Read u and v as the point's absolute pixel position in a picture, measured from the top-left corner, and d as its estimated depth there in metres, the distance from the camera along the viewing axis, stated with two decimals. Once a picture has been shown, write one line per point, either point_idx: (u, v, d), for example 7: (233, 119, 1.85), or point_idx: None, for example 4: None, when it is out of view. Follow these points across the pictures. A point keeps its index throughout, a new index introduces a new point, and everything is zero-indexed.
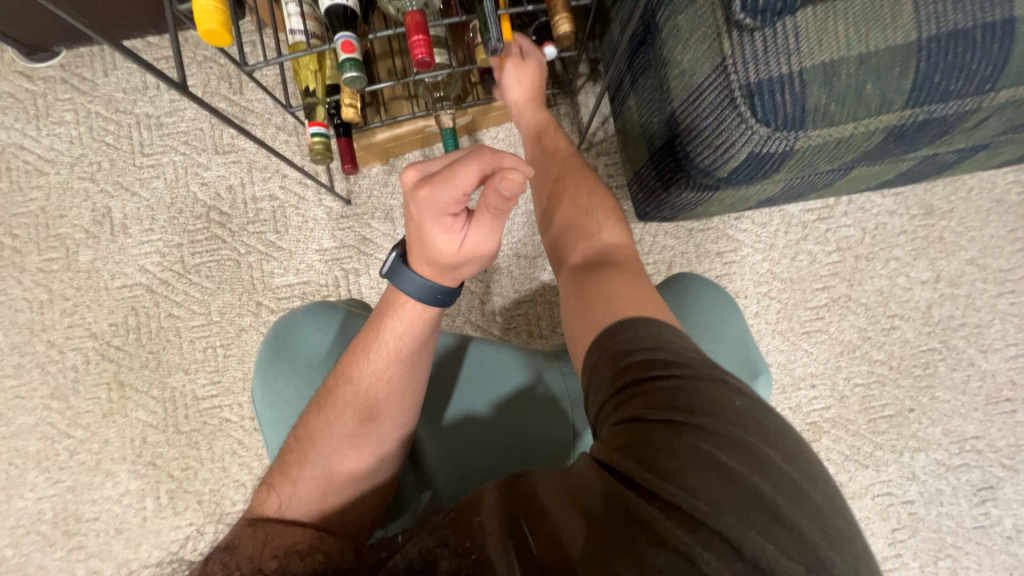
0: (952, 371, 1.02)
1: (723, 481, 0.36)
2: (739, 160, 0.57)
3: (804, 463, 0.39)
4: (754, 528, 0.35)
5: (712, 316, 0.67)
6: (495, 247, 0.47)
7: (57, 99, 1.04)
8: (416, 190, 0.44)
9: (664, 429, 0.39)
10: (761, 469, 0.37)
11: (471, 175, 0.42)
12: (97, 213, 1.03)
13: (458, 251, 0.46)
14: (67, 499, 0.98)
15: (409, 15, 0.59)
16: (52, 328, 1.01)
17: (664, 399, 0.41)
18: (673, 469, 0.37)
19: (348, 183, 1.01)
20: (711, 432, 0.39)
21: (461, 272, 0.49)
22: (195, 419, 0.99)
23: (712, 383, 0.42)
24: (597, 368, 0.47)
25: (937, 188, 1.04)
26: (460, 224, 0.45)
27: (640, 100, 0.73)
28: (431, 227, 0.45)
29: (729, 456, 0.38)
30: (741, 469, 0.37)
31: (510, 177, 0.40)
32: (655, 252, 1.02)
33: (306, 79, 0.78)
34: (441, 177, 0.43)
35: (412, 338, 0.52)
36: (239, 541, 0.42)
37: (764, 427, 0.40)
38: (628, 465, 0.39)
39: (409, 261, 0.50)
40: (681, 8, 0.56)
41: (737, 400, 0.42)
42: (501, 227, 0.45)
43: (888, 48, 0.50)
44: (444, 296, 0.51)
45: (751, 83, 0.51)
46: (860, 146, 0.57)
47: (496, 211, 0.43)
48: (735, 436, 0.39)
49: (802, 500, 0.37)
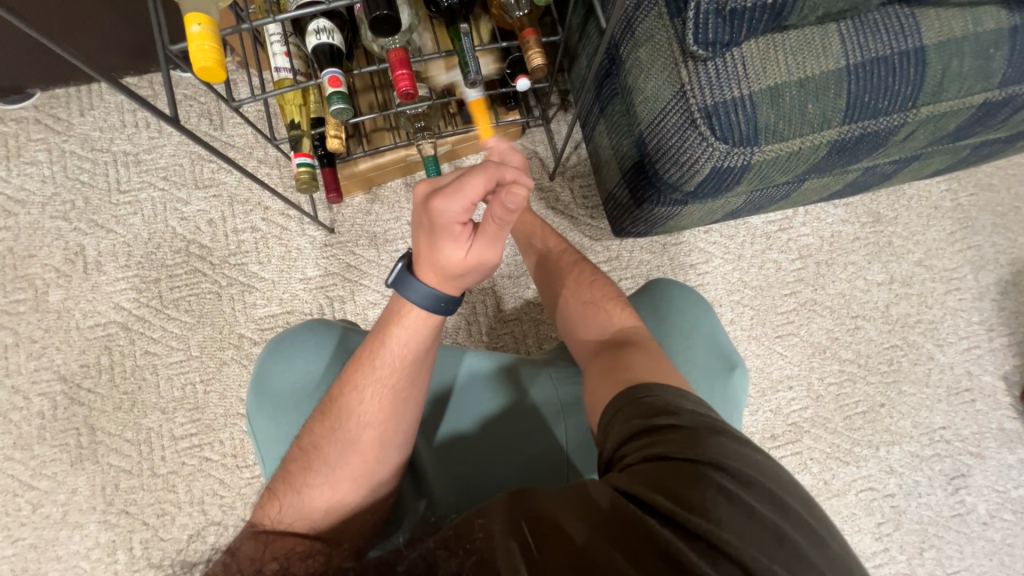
0: (915, 365, 1.08)
1: (737, 515, 0.39)
2: (703, 175, 0.62)
3: (805, 497, 0.42)
4: (773, 561, 0.37)
5: (686, 312, 0.71)
6: (499, 257, 0.49)
7: (30, 139, 1.03)
8: (426, 203, 0.46)
9: (689, 468, 0.41)
10: (779, 510, 0.40)
11: (479, 185, 0.45)
12: (69, 252, 1.01)
13: (465, 260, 0.49)
14: (29, 558, 0.91)
15: (392, 52, 0.64)
16: (17, 373, 0.96)
17: (684, 441, 0.43)
18: (690, 500, 0.39)
19: (332, 212, 1.03)
20: (734, 477, 0.41)
21: (466, 282, 0.52)
22: (173, 461, 0.94)
23: (732, 438, 0.44)
24: (614, 420, 0.48)
25: (881, 198, 1.13)
26: (467, 233, 0.48)
27: (609, 124, 0.79)
28: (443, 235, 0.47)
29: (748, 496, 0.40)
30: (764, 512, 0.39)
31: (515, 191, 0.43)
32: (633, 266, 1.07)
33: (290, 112, 0.80)
34: (450, 187, 0.45)
35: (418, 344, 0.53)
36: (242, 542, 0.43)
37: (773, 471, 0.42)
38: (658, 500, 0.40)
39: (416, 270, 0.51)
40: (641, 42, 0.62)
41: (755, 451, 0.44)
42: (504, 237, 0.48)
43: (823, 73, 0.56)
44: (446, 304, 0.52)
45: (708, 105, 0.57)
46: (809, 159, 0.64)
47: (500, 223, 0.46)
48: (753, 480, 0.41)
49: (814, 536, 0.39)
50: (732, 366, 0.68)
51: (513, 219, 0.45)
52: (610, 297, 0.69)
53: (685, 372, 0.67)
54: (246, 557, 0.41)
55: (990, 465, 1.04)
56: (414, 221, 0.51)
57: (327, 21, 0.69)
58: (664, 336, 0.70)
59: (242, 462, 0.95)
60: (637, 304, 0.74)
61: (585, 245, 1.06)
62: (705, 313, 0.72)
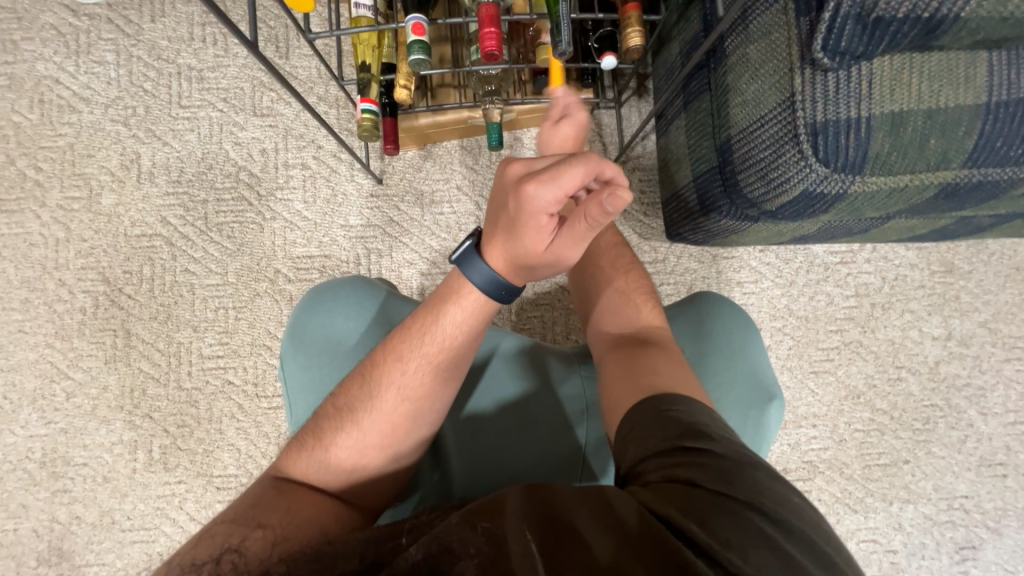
0: (951, 429, 1.03)
1: (757, 542, 0.36)
2: (791, 197, 0.57)
3: (832, 538, 0.39)
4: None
5: (733, 334, 0.67)
6: (578, 256, 0.48)
7: (100, 38, 1.03)
8: (518, 186, 0.45)
9: (721, 500, 0.39)
10: (821, 562, 0.37)
11: (578, 177, 0.43)
12: (125, 158, 1.02)
13: (543, 252, 0.48)
14: (58, 441, 0.97)
15: (483, 6, 0.59)
16: (65, 268, 1.00)
17: (709, 470, 0.41)
18: (710, 523, 0.37)
19: (383, 162, 1.01)
20: (770, 516, 0.38)
21: (533, 274, 0.51)
22: (198, 378, 0.98)
23: (756, 466, 0.42)
24: (636, 431, 0.47)
25: (959, 248, 1.05)
26: (552, 225, 0.46)
27: (690, 121, 0.73)
28: (526, 223, 0.45)
29: (771, 529, 0.37)
30: (802, 559, 0.36)
31: (618, 194, 0.41)
32: (677, 272, 1.02)
33: (362, 54, 0.77)
34: (548, 174, 0.43)
35: (470, 328, 0.52)
36: (248, 540, 0.42)
37: (799, 508, 0.40)
38: (691, 527, 0.37)
39: (484, 251, 0.51)
40: (755, 37, 0.56)
41: (786, 488, 0.42)
42: (590, 238, 0.47)
43: (958, 107, 0.50)
44: (508, 292, 0.52)
45: (817, 122, 0.51)
46: (911, 199, 0.58)
47: (591, 221, 0.44)
48: (792, 524, 0.38)
49: None
50: (771, 397, 0.64)
51: (605, 221, 0.44)
52: (643, 293, 0.67)
53: (721, 396, 0.64)
54: (257, 552, 0.41)
55: (1004, 543, 1.00)
56: (498, 200, 0.49)
57: None
58: (706, 354, 0.67)
59: (261, 392, 0.97)
60: (679, 318, 0.71)
61: (632, 242, 1.02)
62: (754, 337, 0.68)
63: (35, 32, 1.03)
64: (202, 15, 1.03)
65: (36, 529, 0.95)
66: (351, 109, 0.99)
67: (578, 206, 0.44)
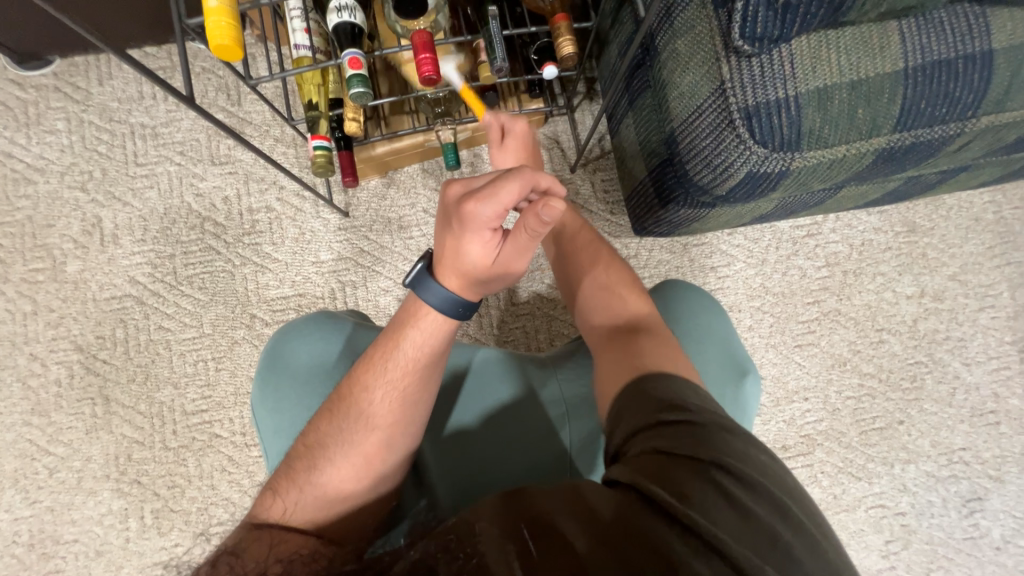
0: (939, 384, 1.04)
1: (746, 525, 0.38)
2: (738, 179, 0.59)
3: (824, 528, 0.40)
4: (767, 564, 0.36)
5: (699, 316, 0.68)
6: (524, 267, 0.50)
7: (50, 108, 1.03)
8: (459, 204, 0.46)
9: (691, 463, 0.41)
10: (781, 514, 0.39)
11: (514, 190, 0.45)
12: (87, 223, 1.01)
13: (491, 264, 0.49)
14: (45, 521, 0.94)
15: (415, 34, 0.61)
16: (36, 341, 0.98)
17: (692, 438, 0.42)
18: (696, 500, 0.39)
19: (346, 195, 1.01)
20: (741, 480, 0.40)
21: (487, 289, 0.52)
22: (184, 435, 0.96)
23: (742, 438, 0.43)
24: (623, 409, 0.48)
25: (919, 207, 1.08)
26: (496, 239, 0.48)
27: (638, 118, 0.75)
28: (470, 237, 0.47)
29: (755, 503, 0.39)
30: (763, 514, 0.38)
31: (551, 205, 0.44)
32: (651, 265, 1.04)
33: (308, 93, 0.78)
34: (485, 191, 0.45)
35: (433, 346, 0.53)
36: (243, 546, 0.43)
37: (785, 482, 0.41)
38: (657, 489, 0.39)
39: (436, 273, 0.51)
40: (681, 33, 0.58)
41: (757, 451, 0.43)
42: (534, 247, 0.48)
43: (878, 76, 0.52)
44: (465, 309, 0.52)
45: (749, 106, 0.53)
46: (852, 167, 0.60)
47: (533, 232, 0.46)
48: (759, 484, 0.40)
49: (822, 550, 0.38)
50: (743, 372, 0.65)
51: (544, 230, 0.46)
52: (626, 280, 0.67)
53: None
54: (252, 557, 0.42)
55: (1008, 490, 1.01)
56: (444, 221, 0.50)
57: None
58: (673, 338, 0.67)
59: (251, 440, 0.96)
60: None
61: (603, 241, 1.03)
62: (717, 314, 0.69)
63: None
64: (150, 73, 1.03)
65: None
66: (308, 147, 1.00)
67: (519, 218, 0.46)
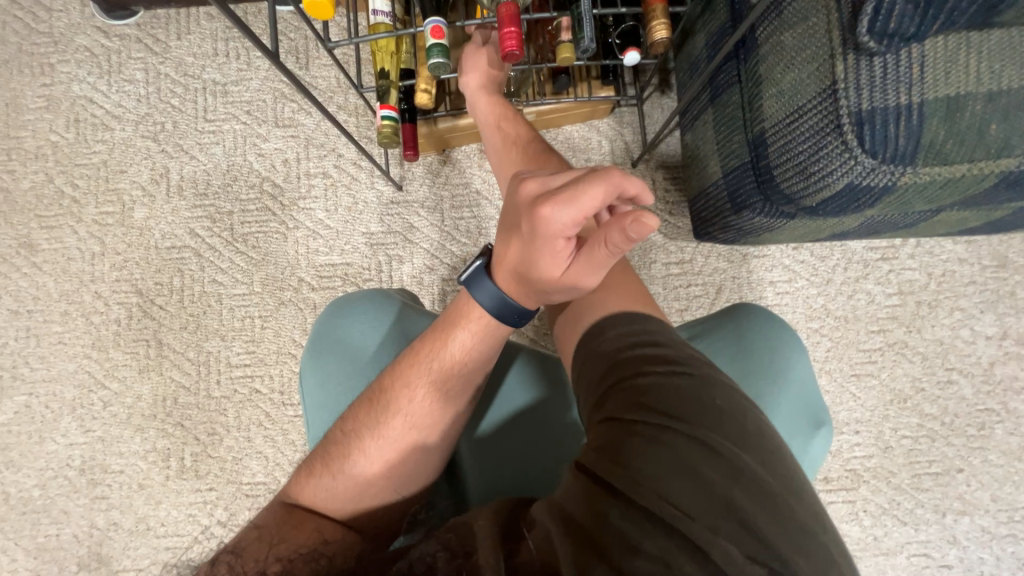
0: (1009, 435, 0.96)
1: (702, 492, 0.36)
2: (833, 191, 0.54)
3: (787, 476, 0.38)
4: (720, 533, 0.35)
5: (778, 352, 0.63)
6: (596, 281, 0.47)
7: (131, 57, 1.06)
8: (532, 206, 0.44)
9: (647, 433, 0.39)
10: (734, 475, 0.37)
11: (597, 197, 0.41)
12: (155, 172, 1.05)
13: (559, 277, 0.47)
14: (96, 449, 1.00)
15: (503, 6, 0.58)
16: (101, 280, 1.03)
17: (644, 400, 0.41)
18: (650, 474, 0.37)
19: (402, 169, 1.01)
20: (694, 440, 0.38)
21: (547, 297, 0.51)
22: (226, 386, 0.99)
23: (696, 383, 0.41)
24: (585, 378, 0.47)
25: (1014, 241, 0.98)
26: (569, 249, 0.45)
27: (719, 117, 0.70)
28: (541, 244, 0.44)
29: (711, 466, 0.37)
30: (714, 476, 0.37)
31: (642, 222, 0.38)
32: (705, 273, 0.99)
33: (381, 61, 0.77)
34: (564, 195, 0.42)
35: (478, 352, 0.53)
36: (247, 547, 0.44)
37: (743, 432, 0.39)
38: (608, 470, 0.38)
39: (492, 272, 0.51)
40: (791, 24, 0.53)
41: (713, 398, 0.41)
42: (608, 264, 0.45)
43: (1022, 89, 0.47)
44: (519, 317, 0.52)
45: (862, 110, 0.48)
46: (967, 190, 0.54)
47: (612, 248, 0.42)
48: (712, 443, 0.38)
49: (777, 509, 0.36)
50: (817, 423, 0.61)
51: (627, 247, 0.42)
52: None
53: None
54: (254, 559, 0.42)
55: None
56: (513, 221, 0.49)
57: None
58: (746, 372, 0.62)
59: (288, 400, 0.98)
60: (713, 333, 0.66)
61: (656, 242, 0.99)
62: (795, 350, 0.64)
63: (70, 54, 1.07)
64: (226, 31, 1.05)
65: (76, 535, 0.98)
66: (370, 117, 0.99)
67: (597, 230, 0.42)
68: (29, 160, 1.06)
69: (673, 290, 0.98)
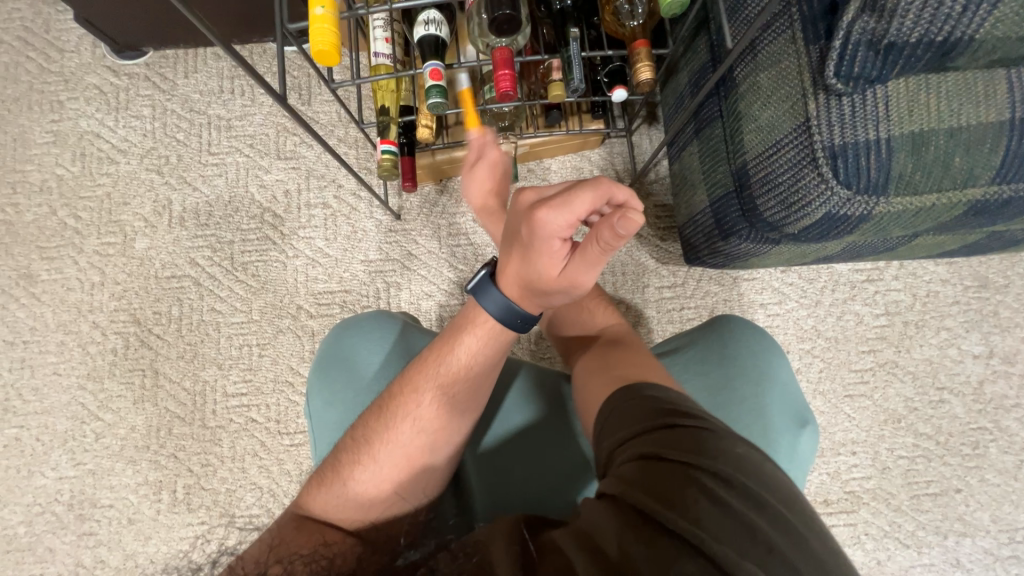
0: (1004, 454, 0.96)
1: (729, 519, 0.36)
2: (813, 220, 0.56)
3: (813, 521, 0.38)
4: (748, 559, 0.34)
5: (759, 356, 0.65)
6: (593, 280, 0.48)
7: (138, 95, 1.10)
8: (530, 211, 0.46)
9: (684, 470, 0.39)
10: (759, 507, 0.37)
11: (587, 201, 0.44)
12: (158, 204, 1.07)
13: (557, 278, 0.48)
14: (86, 483, 0.98)
15: (497, 51, 0.62)
16: (99, 310, 1.04)
17: (674, 440, 0.41)
18: (683, 504, 0.37)
19: (400, 198, 1.04)
20: (721, 478, 0.39)
21: (548, 300, 0.52)
22: (222, 416, 0.99)
23: (718, 433, 0.42)
24: (615, 415, 0.48)
25: (993, 261, 1.01)
26: (564, 250, 0.47)
27: (703, 147, 0.73)
28: (539, 249, 0.47)
29: (734, 498, 0.38)
30: (741, 508, 0.37)
31: (629, 216, 0.41)
32: (698, 296, 1.01)
33: (382, 98, 0.81)
34: (558, 199, 0.44)
35: (485, 356, 0.54)
36: (257, 551, 0.43)
37: (764, 474, 0.40)
38: (639, 496, 0.38)
39: (496, 279, 0.53)
40: (764, 67, 0.57)
41: (734, 441, 0.42)
42: (602, 262, 0.46)
43: (979, 126, 0.50)
44: (523, 320, 0.54)
45: (835, 145, 0.51)
46: (938, 217, 0.57)
47: (604, 245, 0.44)
48: (736, 478, 0.39)
49: (803, 546, 0.36)
50: (802, 423, 0.62)
51: (618, 244, 0.43)
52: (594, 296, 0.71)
53: (749, 422, 0.61)
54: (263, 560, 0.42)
55: None
56: (513, 230, 0.51)
57: (437, 13, 0.68)
58: (729, 378, 0.64)
59: (284, 429, 0.98)
60: (696, 343, 0.68)
61: (649, 266, 1.02)
62: (775, 355, 0.65)
63: (80, 92, 1.11)
64: (232, 70, 1.10)
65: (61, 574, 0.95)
66: (369, 149, 1.03)
67: (591, 231, 0.44)
68: (34, 193, 1.08)
69: (666, 313, 1.00)
